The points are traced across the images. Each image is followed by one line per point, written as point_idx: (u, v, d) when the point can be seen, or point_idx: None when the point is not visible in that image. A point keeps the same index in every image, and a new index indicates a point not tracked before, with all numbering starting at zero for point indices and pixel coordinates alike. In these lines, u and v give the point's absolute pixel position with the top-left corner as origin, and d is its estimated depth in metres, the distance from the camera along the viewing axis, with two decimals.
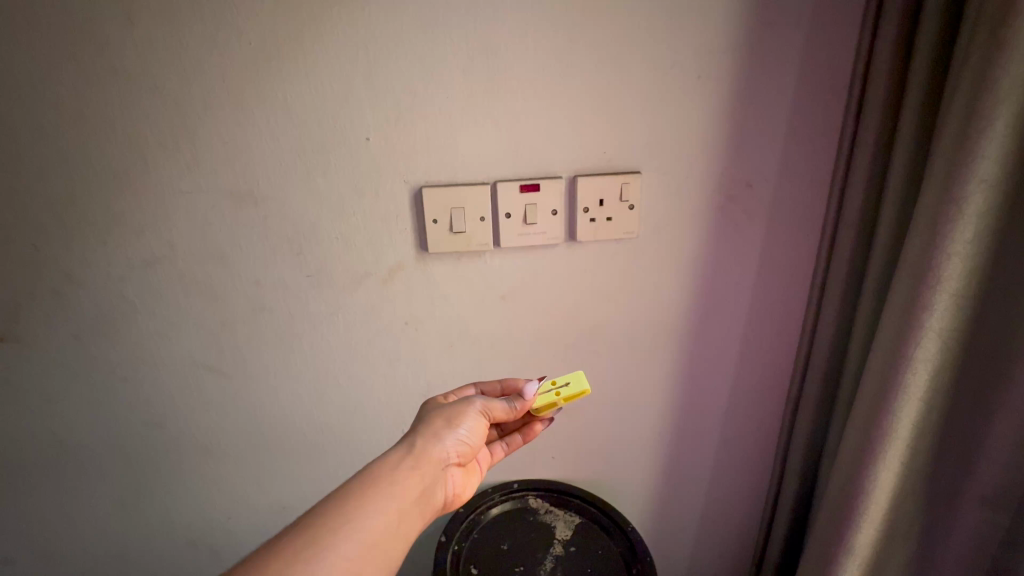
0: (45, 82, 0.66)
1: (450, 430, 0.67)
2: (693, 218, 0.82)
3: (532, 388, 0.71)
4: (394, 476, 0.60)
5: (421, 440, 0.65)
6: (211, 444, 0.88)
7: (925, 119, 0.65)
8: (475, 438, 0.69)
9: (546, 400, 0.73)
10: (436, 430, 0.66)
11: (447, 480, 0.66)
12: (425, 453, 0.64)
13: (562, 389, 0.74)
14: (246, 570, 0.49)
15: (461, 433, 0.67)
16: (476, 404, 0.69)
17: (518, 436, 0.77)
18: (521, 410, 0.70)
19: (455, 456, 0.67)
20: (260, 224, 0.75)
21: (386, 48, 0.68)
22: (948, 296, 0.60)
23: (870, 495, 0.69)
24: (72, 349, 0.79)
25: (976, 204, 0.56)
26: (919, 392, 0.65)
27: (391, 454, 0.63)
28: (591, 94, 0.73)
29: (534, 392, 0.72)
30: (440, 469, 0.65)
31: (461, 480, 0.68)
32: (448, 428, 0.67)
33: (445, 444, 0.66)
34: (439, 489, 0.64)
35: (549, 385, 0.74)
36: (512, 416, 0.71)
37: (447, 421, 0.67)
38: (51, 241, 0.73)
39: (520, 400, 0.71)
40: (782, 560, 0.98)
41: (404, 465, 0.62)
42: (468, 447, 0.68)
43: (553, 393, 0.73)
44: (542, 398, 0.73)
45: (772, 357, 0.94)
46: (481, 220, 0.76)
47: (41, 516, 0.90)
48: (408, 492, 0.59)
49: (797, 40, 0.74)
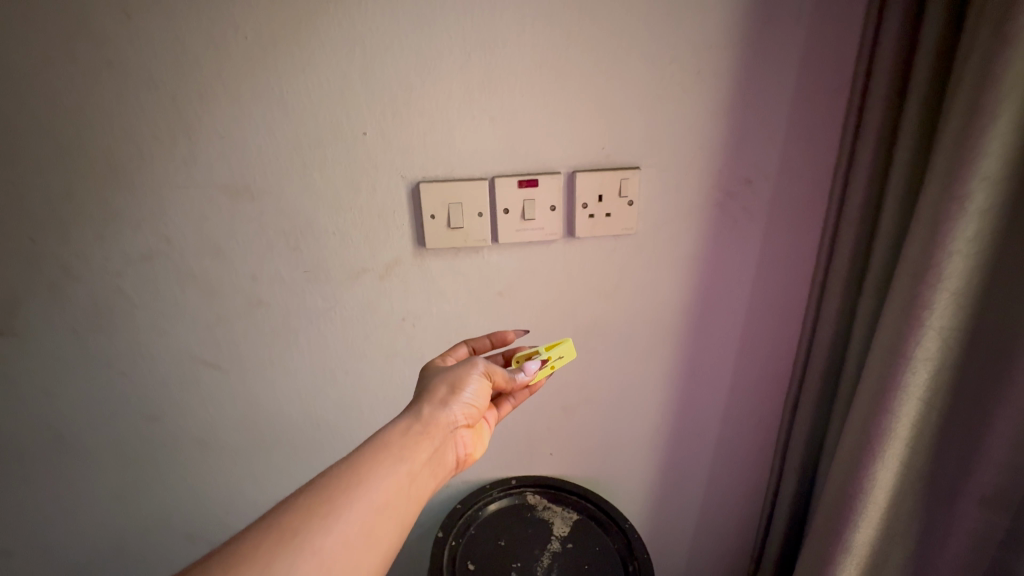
0: (38, 75, 0.65)
1: (456, 395, 0.64)
2: (693, 214, 0.81)
3: (531, 366, 0.68)
4: (402, 442, 0.58)
5: (427, 408, 0.62)
6: (210, 439, 0.89)
7: (929, 116, 0.64)
8: (481, 400, 0.66)
9: (542, 378, 0.70)
10: (441, 397, 0.64)
11: (457, 442, 0.63)
12: (432, 419, 0.61)
13: (555, 361, 0.71)
14: (264, 526, 0.48)
15: (466, 397, 0.65)
16: (479, 367, 0.66)
17: (525, 390, 0.74)
18: (522, 382, 0.68)
19: (464, 418, 0.64)
20: (255, 219, 0.75)
21: (382, 42, 0.67)
22: (950, 295, 0.59)
23: (867, 494, 0.69)
24: (70, 343, 0.79)
25: (979, 202, 0.55)
26: (918, 393, 0.64)
27: (398, 422, 0.60)
28: (589, 88, 0.72)
29: (534, 370, 0.68)
30: (449, 433, 0.62)
31: (471, 440, 0.65)
32: (453, 393, 0.64)
33: (452, 410, 0.63)
34: (449, 451, 0.62)
35: (543, 360, 0.71)
36: (514, 386, 0.68)
37: (451, 387, 0.65)
38: (47, 236, 0.73)
39: (521, 373, 0.68)
40: (782, 555, 0.97)
41: (413, 431, 0.59)
42: (475, 409, 0.66)
43: (549, 370, 0.70)
44: (539, 377, 0.70)
45: (772, 355, 0.93)
46: (479, 215, 0.75)
47: (43, 506, 0.91)
48: (419, 455, 0.57)
49: (802, 33, 0.72)
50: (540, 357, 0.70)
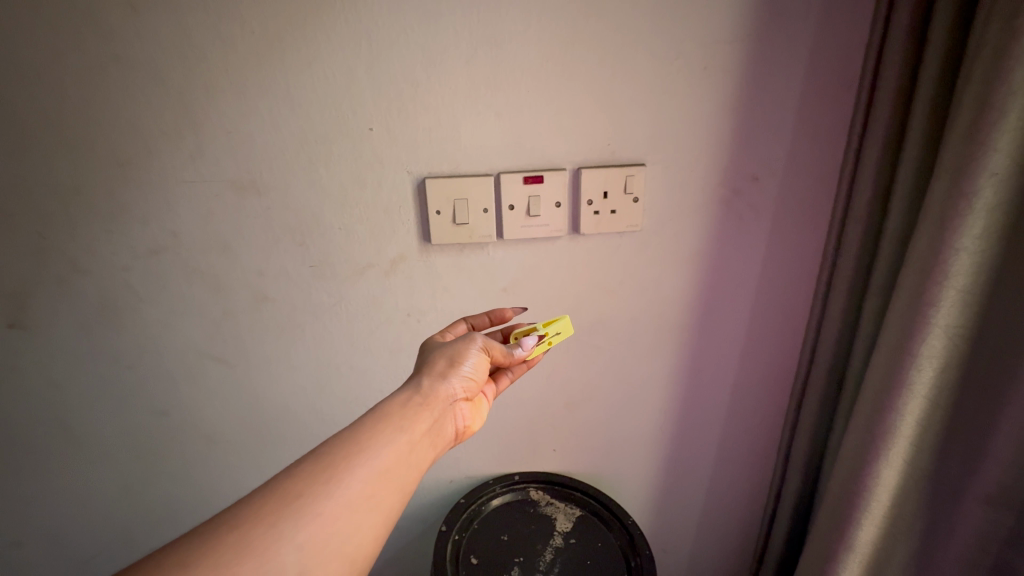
0: (45, 70, 0.66)
1: (455, 368, 0.64)
2: (698, 211, 0.81)
3: (529, 341, 0.68)
4: (402, 412, 0.58)
5: (426, 380, 0.62)
6: (216, 433, 0.90)
7: (938, 113, 0.63)
8: (480, 374, 0.66)
9: (540, 354, 0.70)
10: (440, 370, 0.64)
11: (456, 414, 0.63)
12: (431, 392, 0.61)
13: (553, 338, 0.72)
14: (271, 488, 0.48)
15: (465, 371, 0.65)
16: (477, 342, 0.67)
17: (523, 365, 0.73)
18: (519, 358, 0.69)
19: (463, 391, 0.64)
20: (262, 215, 0.75)
21: (388, 37, 0.67)
22: (956, 293, 0.59)
23: (870, 491, 0.69)
24: (79, 336, 0.80)
25: (987, 198, 0.55)
26: (923, 391, 0.64)
27: (398, 394, 0.60)
28: (595, 84, 0.72)
29: (532, 346, 0.69)
30: (448, 405, 0.62)
31: (471, 412, 0.65)
32: (452, 367, 0.64)
33: (451, 383, 0.63)
34: (449, 423, 0.62)
35: (541, 337, 0.71)
36: (512, 361, 0.69)
37: (450, 361, 0.65)
38: (56, 230, 0.73)
39: (518, 350, 0.68)
40: (786, 551, 0.97)
41: (413, 403, 0.59)
42: (474, 382, 0.66)
43: (546, 346, 0.70)
44: (537, 353, 0.70)
45: (776, 353, 0.93)
46: (483, 212, 0.76)
47: (51, 498, 0.92)
48: (418, 425, 0.57)
49: (810, 30, 0.72)
50: (538, 333, 0.70)
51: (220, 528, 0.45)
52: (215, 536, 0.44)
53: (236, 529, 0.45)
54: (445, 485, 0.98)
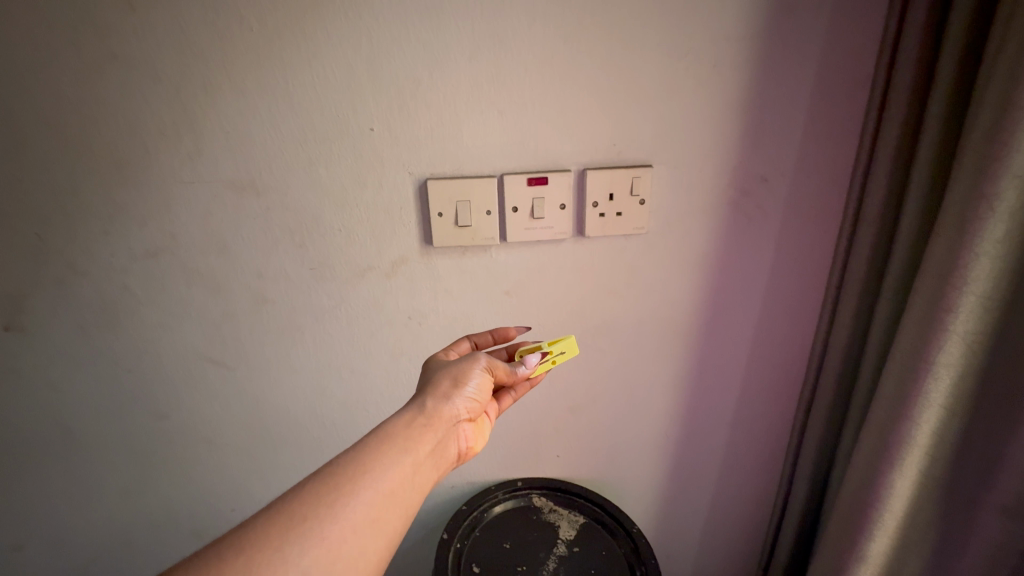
0: (41, 67, 0.64)
1: (459, 389, 0.63)
2: (706, 213, 0.79)
3: (533, 358, 0.69)
4: (406, 433, 0.56)
5: (430, 401, 0.60)
6: (215, 437, 0.89)
7: (955, 112, 0.61)
8: (483, 395, 0.65)
9: (542, 373, 0.70)
10: (444, 390, 0.62)
11: (458, 435, 0.62)
12: (435, 412, 0.60)
13: (557, 356, 0.70)
14: (275, 510, 0.47)
15: (469, 392, 0.63)
16: (481, 362, 0.65)
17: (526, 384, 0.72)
18: (522, 376, 0.68)
19: (466, 412, 0.63)
20: (261, 216, 0.74)
21: (389, 34, 0.65)
22: (975, 298, 0.57)
23: (883, 502, 0.68)
24: (76, 338, 0.79)
25: (1010, 200, 0.53)
26: (939, 399, 0.62)
27: (402, 414, 0.58)
28: (601, 83, 0.70)
29: (535, 363, 0.69)
30: (452, 426, 0.61)
31: (474, 433, 0.64)
32: (456, 387, 0.63)
33: (456, 403, 0.62)
34: (451, 445, 0.61)
35: (545, 355, 0.70)
36: (515, 379, 0.69)
37: (455, 380, 0.63)
38: (53, 231, 0.72)
39: (522, 367, 0.68)
40: (793, 561, 0.96)
41: (417, 424, 0.57)
42: (477, 403, 0.64)
43: (550, 364, 0.69)
44: (540, 372, 0.69)
45: (785, 357, 0.91)
46: (487, 213, 0.74)
47: (49, 502, 0.91)
48: (422, 447, 0.56)
49: (822, 27, 0.70)
50: (542, 351, 0.70)
51: (225, 551, 0.43)
52: (217, 561, 0.42)
53: (241, 552, 0.43)
54: (447, 490, 0.97)
